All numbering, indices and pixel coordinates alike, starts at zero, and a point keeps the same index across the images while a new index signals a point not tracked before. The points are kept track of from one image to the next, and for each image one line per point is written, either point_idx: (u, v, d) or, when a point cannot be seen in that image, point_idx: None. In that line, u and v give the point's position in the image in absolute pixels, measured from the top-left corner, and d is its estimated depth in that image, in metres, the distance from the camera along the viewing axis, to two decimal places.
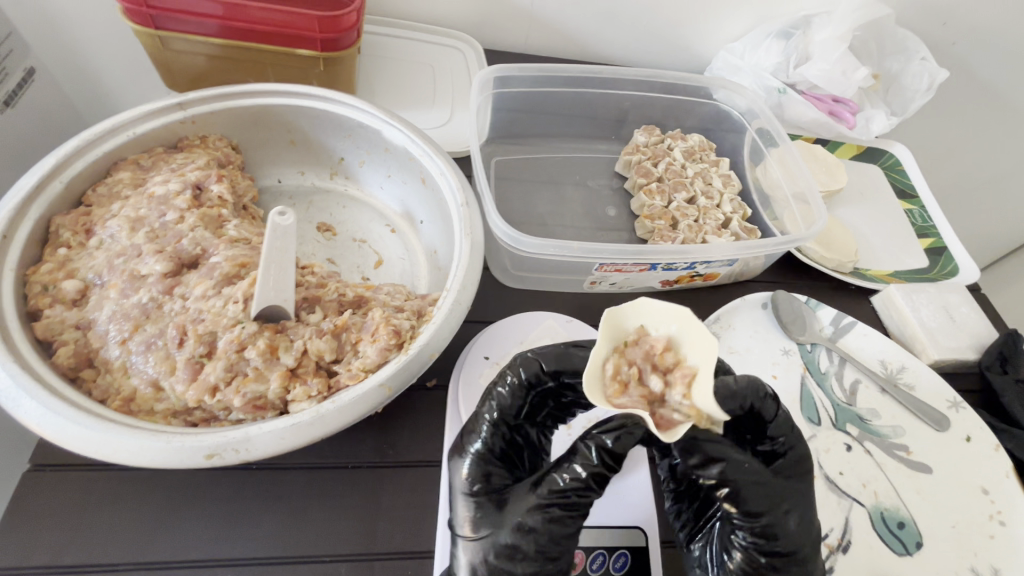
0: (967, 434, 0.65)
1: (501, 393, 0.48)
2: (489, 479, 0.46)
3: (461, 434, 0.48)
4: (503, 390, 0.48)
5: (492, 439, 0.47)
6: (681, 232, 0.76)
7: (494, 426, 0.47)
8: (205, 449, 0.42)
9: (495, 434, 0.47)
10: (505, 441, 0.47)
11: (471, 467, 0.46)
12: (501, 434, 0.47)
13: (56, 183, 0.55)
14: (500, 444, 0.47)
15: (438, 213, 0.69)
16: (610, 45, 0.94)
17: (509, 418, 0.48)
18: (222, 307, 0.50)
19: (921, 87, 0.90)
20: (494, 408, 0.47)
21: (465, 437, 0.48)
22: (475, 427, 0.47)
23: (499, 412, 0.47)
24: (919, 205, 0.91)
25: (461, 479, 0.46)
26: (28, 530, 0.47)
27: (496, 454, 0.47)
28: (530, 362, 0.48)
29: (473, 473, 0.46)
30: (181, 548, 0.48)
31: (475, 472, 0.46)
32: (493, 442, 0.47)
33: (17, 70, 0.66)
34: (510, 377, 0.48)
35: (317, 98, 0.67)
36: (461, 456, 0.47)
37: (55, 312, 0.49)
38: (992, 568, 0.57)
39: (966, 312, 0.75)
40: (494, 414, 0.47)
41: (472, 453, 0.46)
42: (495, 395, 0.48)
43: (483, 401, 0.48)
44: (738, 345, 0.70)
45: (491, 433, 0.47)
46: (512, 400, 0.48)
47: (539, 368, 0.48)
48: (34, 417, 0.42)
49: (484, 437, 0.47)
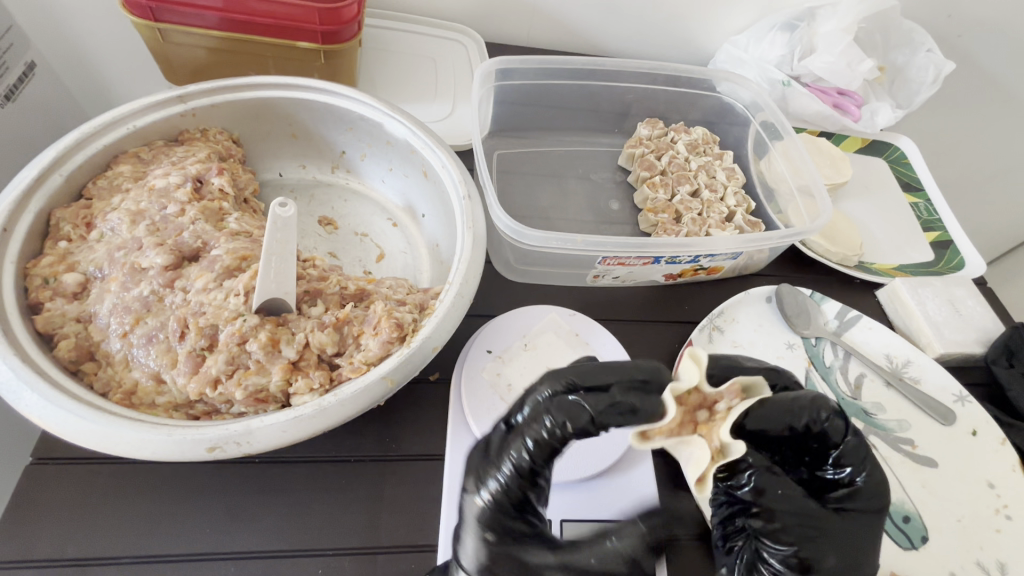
0: (973, 428, 0.64)
1: (530, 439, 0.42)
2: (507, 527, 0.41)
3: (475, 464, 0.44)
4: (534, 437, 0.42)
5: (512, 488, 0.42)
6: (684, 226, 0.75)
7: (517, 473, 0.42)
8: (207, 442, 0.42)
9: (516, 482, 0.42)
10: (527, 488, 0.42)
11: (483, 512, 0.42)
12: (523, 485, 0.42)
13: (57, 176, 0.55)
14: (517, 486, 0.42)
15: (440, 207, 0.68)
16: (612, 37, 0.93)
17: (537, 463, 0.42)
18: (223, 300, 0.49)
19: (927, 80, 0.89)
20: (520, 454, 0.42)
21: (480, 477, 0.43)
22: (493, 465, 0.42)
23: (528, 460, 0.42)
24: (924, 199, 0.90)
25: (474, 524, 0.42)
26: (30, 523, 0.47)
27: (515, 500, 0.42)
28: (574, 410, 0.41)
29: (485, 520, 0.41)
30: (183, 541, 0.48)
31: (489, 518, 0.41)
32: (510, 486, 0.42)
33: (18, 63, 0.66)
34: (547, 423, 0.41)
35: (318, 90, 0.67)
36: (474, 498, 0.42)
37: (56, 305, 0.49)
38: (998, 563, 0.57)
39: (972, 306, 0.74)
40: (512, 456, 0.42)
41: (484, 496, 0.42)
42: (528, 441, 0.42)
43: (515, 438, 0.42)
44: (742, 339, 0.69)
45: (512, 480, 0.42)
46: (544, 444, 0.41)
47: (581, 416, 0.41)
48: (35, 410, 0.41)
49: (501, 485, 0.42)
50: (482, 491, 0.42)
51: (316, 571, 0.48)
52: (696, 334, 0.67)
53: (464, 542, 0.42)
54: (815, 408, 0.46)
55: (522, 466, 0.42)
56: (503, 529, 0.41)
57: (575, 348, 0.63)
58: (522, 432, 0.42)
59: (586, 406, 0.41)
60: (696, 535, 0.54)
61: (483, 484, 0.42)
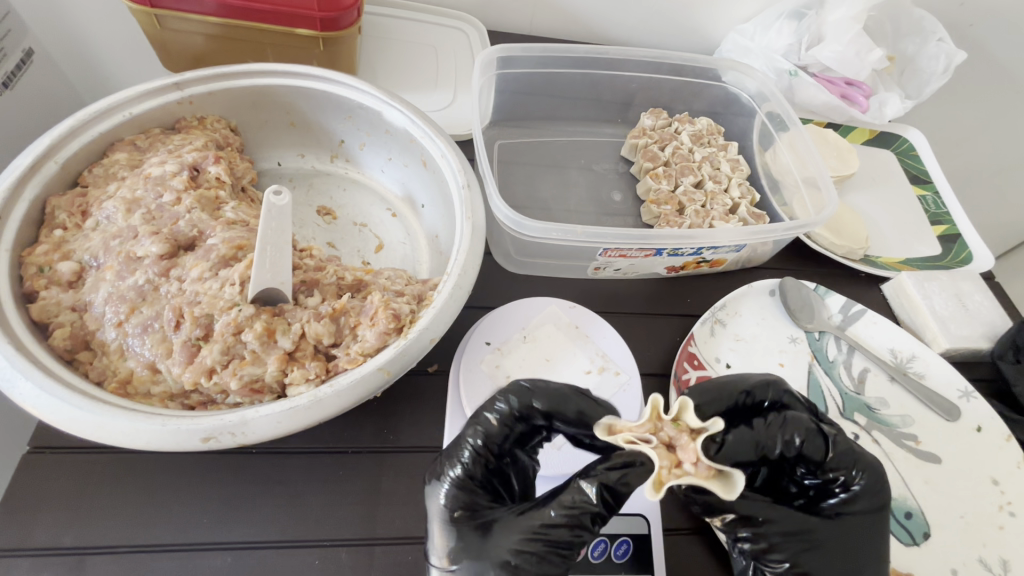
0: (978, 424, 0.63)
1: (486, 423, 0.46)
2: (470, 503, 0.44)
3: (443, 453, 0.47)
4: (490, 422, 0.46)
5: (474, 470, 0.45)
6: (687, 218, 0.74)
7: (477, 457, 0.45)
8: (202, 432, 0.42)
9: (477, 465, 0.45)
10: (488, 472, 0.46)
11: (450, 491, 0.44)
12: (483, 467, 0.46)
13: (52, 163, 0.54)
14: (478, 467, 0.45)
15: (439, 197, 0.68)
16: (617, 25, 0.92)
17: (494, 440, 0.46)
18: (219, 289, 0.49)
19: (939, 70, 0.87)
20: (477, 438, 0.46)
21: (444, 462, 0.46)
22: (458, 449, 0.46)
23: (484, 443, 0.46)
24: (932, 191, 0.89)
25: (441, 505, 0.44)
26: (26, 511, 0.47)
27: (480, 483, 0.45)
28: (524, 394, 0.47)
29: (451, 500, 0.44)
30: (179, 531, 0.48)
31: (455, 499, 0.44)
32: (472, 467, 0.45)
33: (15, 49, 0.65)
34: (499, 405, 0.47)
35: (316, 78, 0.66)
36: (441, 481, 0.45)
37: (51, 294, 0.48)
38: (1001, 560, 0.56)
39: (979, 301, 0.73)
40: (475, 433, 0.46)
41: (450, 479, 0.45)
42: (484, 424, 0.46)
43: (471, 423, 0.47)
44: (745, 332, 0.68)
45: (472, 464, 0.45)
46: (500, 424, 0.46)
47: (530, 404, 0.46)
48: (30, 399, 0.41)
49: (465, 468, 0.45)
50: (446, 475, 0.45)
51: (313, 562, 0.48)
52: (697, 327, 0.66)
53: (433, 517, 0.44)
54: (792, 429, 0.47)
55: (479, 449, 0.45)
56: (468, 506, 0.43)
57: (575, 341, 0.62)
58: (477, 415, 0.47)
59: (532, 391, 0.47)
60: (695, 529, 0.54)
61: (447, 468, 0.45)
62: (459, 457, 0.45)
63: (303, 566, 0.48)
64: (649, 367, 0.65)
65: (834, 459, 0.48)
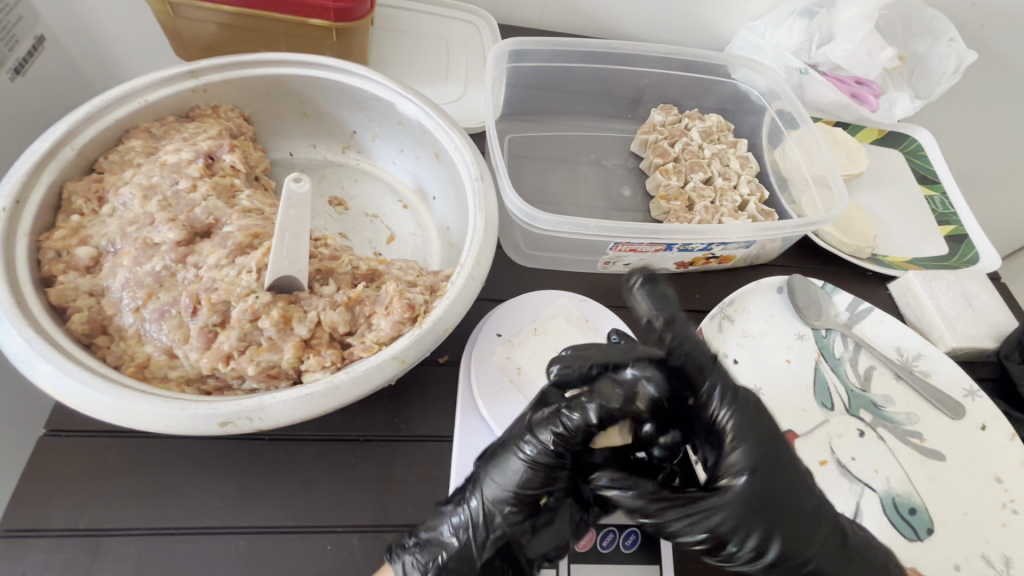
0: (983, 423, 0.64)
1: (546, 433, 0.46)
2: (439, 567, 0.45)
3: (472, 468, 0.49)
4: (575, 413, 0.45)
5: (542, 468, 0.45)
6: (696, 214, 0.74)
7: (550, 450, 0.45)
8: (220, 416, 0.42)
9: (533, 477, 0.45)
10: (496, 533, 0.45)
11: (454, 496, 0.48)
12: (547, 471, 0.46)
13: (68, 149, 0.54)
14: (484, 454, 0.49)
15: (451, 189, 0.68)
16: (629, 20, 0.92)
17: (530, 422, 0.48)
18: (235, 276, 0.49)
19: (948, 71, 0.87)
20: (558, 426, 0.45)
21: (466, 485, 0.48)
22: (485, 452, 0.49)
23: (554, 440, 0.45)
24: (940, 192, 0.89)
25: (493, 489, 0.46)
26: (44, 493, 0.48)
27: (469, 549, 0.45)
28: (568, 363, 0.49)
29: (428, 561, 0.45)
30: (194, 515, 0.48)
31: (488, 512, 0.45)
32: (491, 450, 0.48)
33: (28, 36, 0.64)
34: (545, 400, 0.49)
35: (331, 69, 0.66)
36: (476, 488, 0.46)
37: (68, 279, 0.49)
38: (1003, 557, 0.57)
39: (986, 301, 0.73)
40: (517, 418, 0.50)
41: (462, 519, 0.46)
42: (519, 428, 0.48)
43: (513, 427, 0.49)
44: (752, 329, 0.69)
45: (530, 461, 0.46)
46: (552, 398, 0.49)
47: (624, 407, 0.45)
48: (49, 381, 0.42)
49: (528, 473, 0.45)
50: (464, 507, 0.46)
51: (325, 547, 0.49)
52: (706, 322, 0.67)
53: (465, 506, 0.46)
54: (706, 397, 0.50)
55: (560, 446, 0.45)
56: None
57: (585, 334, 0.63)
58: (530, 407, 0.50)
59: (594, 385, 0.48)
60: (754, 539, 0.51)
61: (490, 473, 0.46)
62: (531, 448, 0.46)
63: (316, 551, 0.48)
64: None
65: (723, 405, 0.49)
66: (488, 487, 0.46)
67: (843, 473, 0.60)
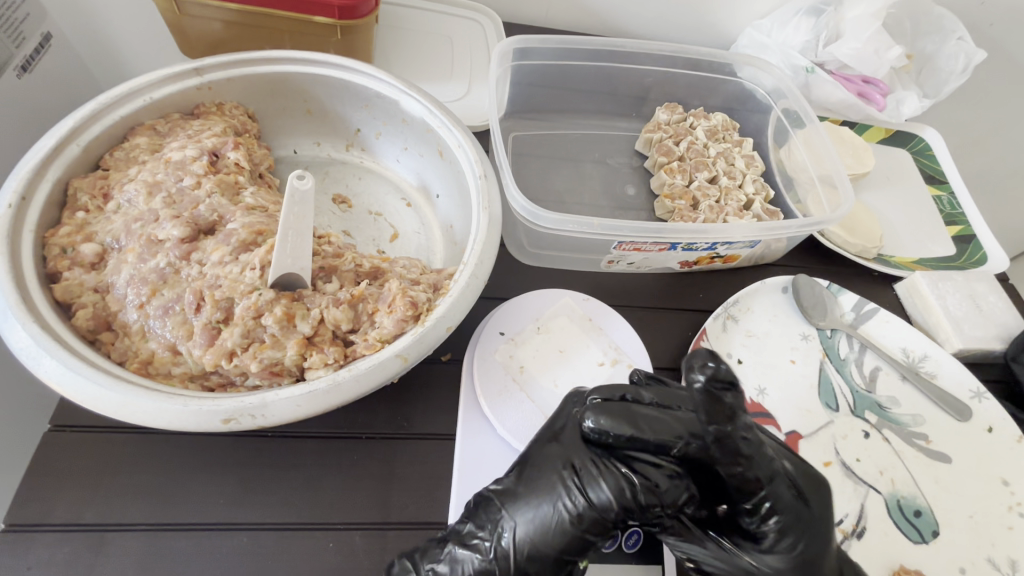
0: (990, 425, 0.63)
1: (595, 495, 0.43)
2: None
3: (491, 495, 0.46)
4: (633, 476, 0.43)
5: (580, 526, 0.42)
6: (701, 213, 0.74)
7: (593, 511, 0.42)
8: (222, 413, 0.42)
9: (567, 531, 0.42)
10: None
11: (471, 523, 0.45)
12: (586, 530, 0.43)
13: (74, 146, 0.55)
14: (510, 485, 0.46)
15: (455, 187, 0.68)
16: (635, 18, 0.91)
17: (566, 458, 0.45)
18: (239, 273, 0.49)
19: (957, 69, 0.86)
20: (607, 489, 0.43)
21: (486, 517, 0.45)
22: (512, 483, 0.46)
23: (602, 503, 0.43)
24: (948, 192, 0.88)
25: (521, 535, 0.43)
26: (49, 488, 0.48)
27: None
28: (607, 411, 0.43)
29: None
30: (197, 511, 0.49)
31: (512, 554, 0.42)
32: (521, 488, 0.45)
33: (35, 34, 0.65)
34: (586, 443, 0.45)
35: (336, 67, 0.66)
36: (502, 526, 0.44)
37: (74, 275, 0.49)
38: (1010, 560, 0.56)
39: (993, 302, 0.72)
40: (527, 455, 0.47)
41: (482, 552, 0.43)
42: (559, 477, 0.44)
43: (549, 470, 0.45)
44: (756, 329, 0.68)
45: (569, 515, 0.43)
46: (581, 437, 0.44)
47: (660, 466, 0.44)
48: (54, 377, 0.42)
49: (563, 527, 0.42)
50: (482, 545, 0.43)
51: (328, 544, 0.49)
52: (709, 321, 0.67)
53: (485, 540, 0.44)
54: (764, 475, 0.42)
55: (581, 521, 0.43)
56: None
57: (588, 333, 0.62)
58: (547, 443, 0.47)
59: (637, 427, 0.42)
60: None
61: (520, 522, 0.43)
62: (570, 504, 0.43)
63: (318, 548, 0.49)
64: (660, 361, 0.65)
65: (775, 482, 0.43)
66: (515, 529, 0.43)
67: (847, 474, 0.59)
